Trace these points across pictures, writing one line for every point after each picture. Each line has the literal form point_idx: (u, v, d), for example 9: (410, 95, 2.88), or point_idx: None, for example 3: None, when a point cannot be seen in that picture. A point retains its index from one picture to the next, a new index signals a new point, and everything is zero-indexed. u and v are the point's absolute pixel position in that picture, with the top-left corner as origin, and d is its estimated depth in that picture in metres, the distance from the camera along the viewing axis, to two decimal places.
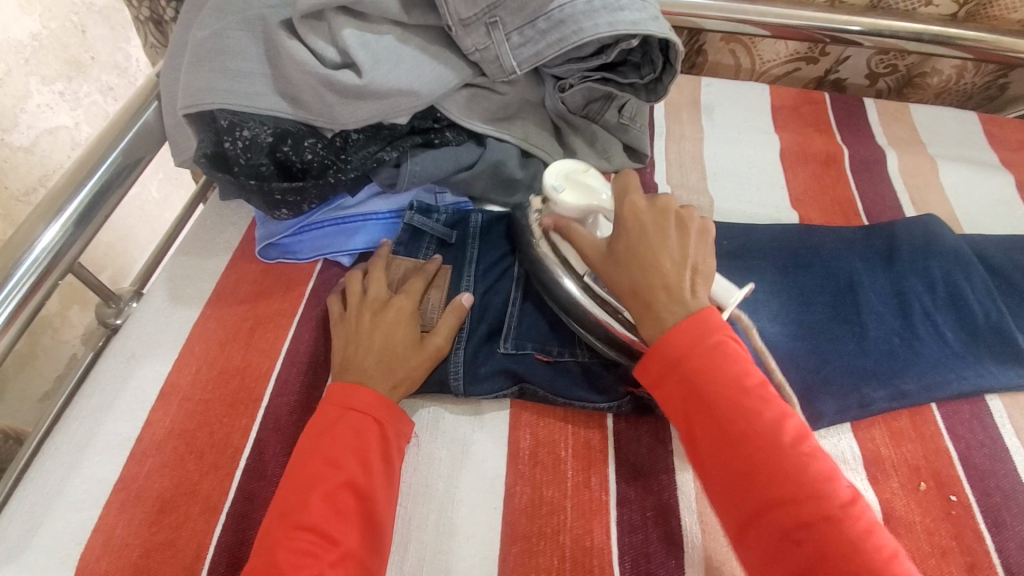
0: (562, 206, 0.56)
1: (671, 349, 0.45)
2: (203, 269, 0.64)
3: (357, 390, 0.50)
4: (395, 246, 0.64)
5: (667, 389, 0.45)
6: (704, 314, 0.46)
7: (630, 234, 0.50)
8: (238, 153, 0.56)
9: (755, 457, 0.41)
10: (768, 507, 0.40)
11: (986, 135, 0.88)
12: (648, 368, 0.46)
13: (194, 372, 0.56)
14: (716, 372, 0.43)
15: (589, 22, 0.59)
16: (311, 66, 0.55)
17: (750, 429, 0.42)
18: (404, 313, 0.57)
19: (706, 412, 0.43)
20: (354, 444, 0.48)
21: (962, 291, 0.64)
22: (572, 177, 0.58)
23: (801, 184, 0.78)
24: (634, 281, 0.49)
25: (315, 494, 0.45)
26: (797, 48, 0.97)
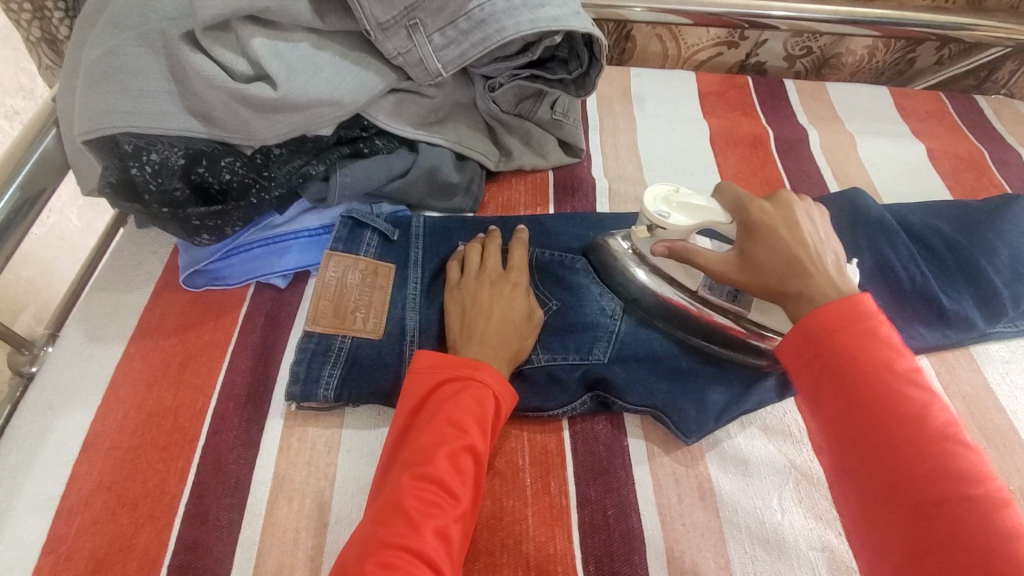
0: (672, 229, 0.55)
1: (825, 323, 0.43)
2: (122, 305, 0.60)
3: (479, 363, 0.50)
4: (334, 243, 0.60)
5: (812, 360, 0.43)
6: (851, 302, 0.43)
7: (763, 231, 0.50)
8: (146, 179, 0.52)
9: (918, 441, 0.38)
10: (905, 486, 0.37)
11: (896, 107, 0.92)
12: (789, 345, 0.44)
13: (122, 418, 0.52)
14: (862, 352, 0.41)
15: (511, 21, 0.58)
16: (221, 81, 0.52)
17: (895, 409, 0.39)
18: (520, 288, 0.58)
19: (848, 396, 0.40)
20: (475, 410, 0.47)
21: (888, 260, 0.67)
22: (674, 198, 0.56)
23: (733, 167, 0.80)
24: (784, 278, 0.48)
25: (440, 451, 0.45)
26: (719, 35, 0.99)
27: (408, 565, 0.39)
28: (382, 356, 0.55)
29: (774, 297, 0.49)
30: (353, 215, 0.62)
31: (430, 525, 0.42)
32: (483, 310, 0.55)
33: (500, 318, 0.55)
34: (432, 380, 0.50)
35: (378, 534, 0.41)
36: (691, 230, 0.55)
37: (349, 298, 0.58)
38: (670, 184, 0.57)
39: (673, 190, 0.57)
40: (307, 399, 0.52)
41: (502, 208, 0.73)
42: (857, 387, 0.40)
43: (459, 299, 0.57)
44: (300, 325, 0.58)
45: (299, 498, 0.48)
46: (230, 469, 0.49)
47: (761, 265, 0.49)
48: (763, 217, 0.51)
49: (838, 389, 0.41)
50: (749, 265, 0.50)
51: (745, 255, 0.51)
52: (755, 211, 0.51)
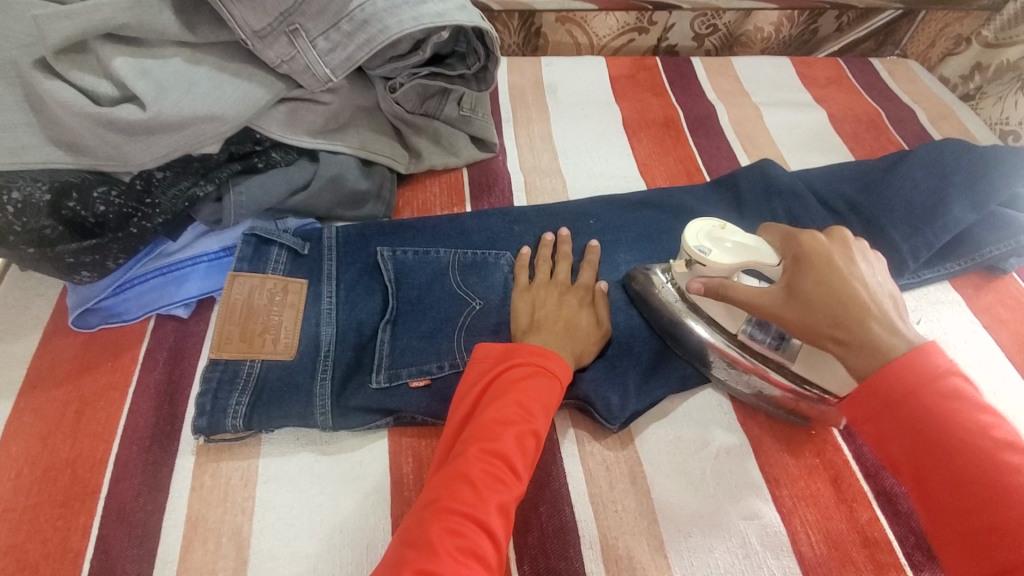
0: (714, 267, 0.50)
1: (896, 383, 0.39)
2: (8, 355, 0.55)
3: (548, 353, 0.49)
4: (238, 264, 0.58)
5: (881, 422, 0.40)
6: (902, 360, 0.40)
7: (820, 269, 0.45)
8: (9, 220, 0.48)
9: (1008, 492, 0.36)
10: (994, 545, 0.36)
11: (799, 77, 0.95)
12: (857, 404, 0.42)
13: (13, 478, 0.48)
14: (944, 410, 0.38)
15: (394, 19, 0.57)
16: (80, 107, 0.49)
17: (982, 476, 0.37)
18: (588, 302, 0.58)
19: (934, 460, 0.38)
20: (542, 394, 0.47)
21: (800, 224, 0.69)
22: (716, 236, 0.51)
23: (646, 149, 0.81)
24: (835, 314, 0.43)
25: (509, 429, 0.44)
26: (626, 19, 1.00)
27: (472, 533, 0.39)
28: (294, 378, 0.53)
29: (823, 339, 0.44)
30: (256, 232, 0.59)
31: (494, 499, 0.40)
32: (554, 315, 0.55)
33: (561, 318, 0.55)
34: (497, 365, 0.49)
35: (441, 501, 0.40)
36: (732, 268, 0.50)
37: (255, 319, 0.55)
38: (714, 220, 0.52)
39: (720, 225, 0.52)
40: (215, 432, 0.50)
41: (418, 212, 0.71)
42: (923, 442, 0.39)
43: (524, 291, 0.58)
44: (207, 353, 0.55)
45: (215, 538, 0.46)
46: (137, 518, 0.47)
47: (808, 306, 0.44)
48: (821, 258, 0.45)
49: (913, 450, 0.39)
50: (799, 299, 0.45)
51: (791, 288, 0.45)
52: (807, 249, 0.46)
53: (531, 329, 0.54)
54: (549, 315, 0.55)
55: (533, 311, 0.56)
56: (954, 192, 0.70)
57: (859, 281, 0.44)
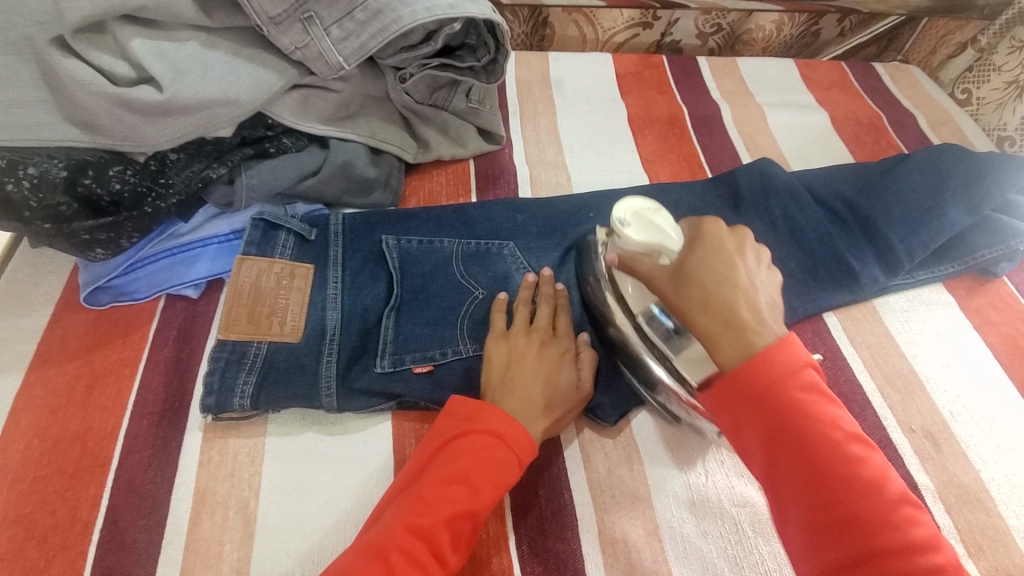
0: (626, 241, 0.50)
1: (757, 382, 0.39)
2: (19, 329, 0.56)
3: (510, 419, 0.47)
4: (246, 247, 0.58)
5: (743, 414, 0.40)
6: (775, 354, 0.39)
7: (708, 248, 0.45)
8: (25, 195, 0.49)
9: (863, 504, 0.36)
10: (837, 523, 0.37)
11: (802, 78, 0.96)
12: (722, 397, 0.41)
13: (23, 449, 0.49)
14: (805, 403, 0.39)
15: (408, 9, 0.58)
16: (99, 86, 0.49)
17: (828, 454, 0.38)
18: (569, 356, 0.54)
19: (790, 449, 0.38)
20: (492, 469, 0.45)
21: (798, 223, 0.70)
22: (643, 214, 0.50)
23: (650, 145, 0.82)
24: (710, 298, 0.43)
25: (444, 510, 0.42)
26: (633, 16, 1.01)
27: None
28: (300, 359, 0.54)
29: (691, 315, 0.44)
30: (265, 217, 0.60)
31: None
32: (529, 371, 0.52)
33: (538, 379, 0.51)
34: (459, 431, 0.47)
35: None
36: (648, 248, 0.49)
37: (263, 300, 0.56)
38: (651, 202, 0.51)
39: (654, 209, 0.51)
40: (222, 410, 0.51)
41: (424, 201, 0.72)
42: (783, 431, 0.39)
43: (503, 334, 0.54)
44: (216, 333, 0.56)
45: (222, 511, 0.47)
46: (146, 490, 0.48)
47: (688, 282, 0.45)
48: (708, 240, 0.46)
49: (772, 439, 0.39)
50: (682, 280, 0.45)
51: (680, 269, 0.46)
52: (706, 231, 0.46)
53: (506, 387, 0.51)
54: (523, 374, 0.51)
55: (508, 363, 0.52)
56: (950, 196, 0.72)
57: (740, 268, 0.44)
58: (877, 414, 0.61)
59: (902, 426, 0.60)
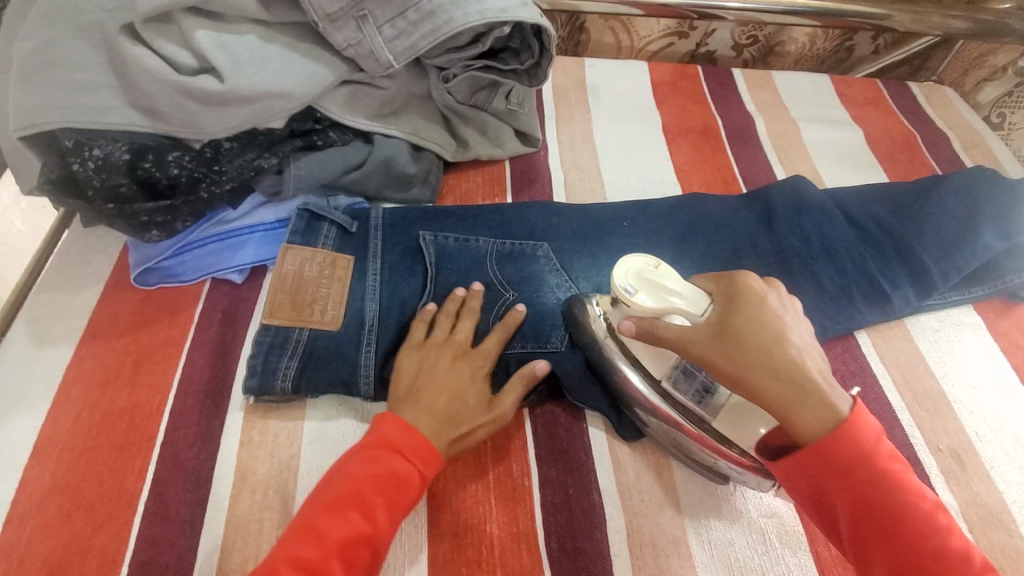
0: (638, 309, 0.49)
1: (844, 451, 0.42)
2: (71, 305, 0.58)
3: (413, 433, 0.48)
4: (290, 236, 0.60)
5: (820, 481, 0.42)
6: (851, 421, 0.42)
7: (754, 313, 0.45)
8: (89, 175, 0.52)
9: (931, 558, 0.40)
10: None
11: (837, 94, 0.97)
12: (796, 468, 0.43)
13: (74, 420, 0.51)
14: (884, 469, 0.42)
15: (460, 11, 0.59)
16: (163, 74, 0.51)
17: (903, 511, 0.41)
18: (482, 372, 0.54)
19: (877, 524, 0.41)
20: (393, 489, 0.46)
21: (830, 240, 0.71)
22: (648, 277, 0.49)
23: (685, 154, 0.83)
24: (785, 397, 0.43)
25: (331, 537, 0.43)
26: (669, 25, 1.02)
27: None
28: (341, 348, 0.55)
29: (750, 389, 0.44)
30: (309, 208, 0.62)
31: None
32: (436, 384, 0.52)
33: (443, 392, 0.52)
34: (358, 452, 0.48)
35: None
36: (658, 313, 0.49)
37: (307, 291, 0.57)
38: (650, 258, 0.50)
39: (654, 265, 0.50)
40: (264, 392, 0.52)
41: (460, 200, 0.73)
42: (869, 510, 0.41)
43: (418, 346, 0.55)
44: (258, 318, 0.58)
45: (263, 490, 0.49)
46: (190, 465, 0.49)
47: (739, 346, 0.44)
48: (744, 299, 0.45)
49: (855, 507, 0.42)
50: (730, 341, 0.45)
51: (724, 328, 0.45)
52: (747, 289, 0.46)
53: (408, 397, 0.51)
54: (427, 386, 0.52)
55: (418, 373, 0.53)
56: (984, 220, 0.72)
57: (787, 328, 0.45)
58: (905, 431, 0.61)
59: (930, 445, 0.60)
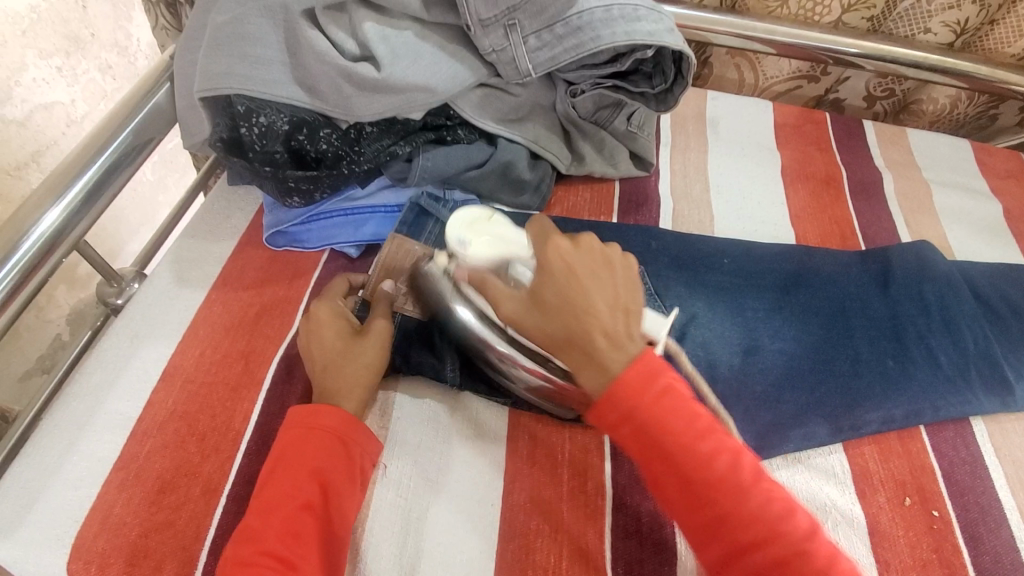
0: (472, 259, 0.54)
1: (625, 400, 0.44)
2: (210, 253, 0.64)
3: (323, 410, 0.49)
4: (400, 225, 0.64)
5: (623, 430, 0.44)
6: (640, 359, 0.45)
7: (559, 280, 0.47)
8: (253, 139, 0.57)
9: (724, 503, 0.42)
10: (711, 517, 0.42)
11: (977, 162, 0.90)
12: (601, 417, 0.45)
13: (199, 355, 0.56)
14: (667, 408, 0.44)
15: (607, 31, 0.61)
16: (331, 58, 0.56)
17: (673, 449, 0.43)
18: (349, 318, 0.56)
19: (666, 462, 0.43)
20: (330, 460, 0.47)
21: (952, 314, 0.66)
22: (478, 228, 0.55)
23: (801, 201, 0.80)
24: (567, 330, 0.47)
25: (279, 513, 0.44)
26: (800, 68, 0.99)
27: None
28: (431, 337, 0.57)
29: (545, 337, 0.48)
30: (420, 202, 0.66)
31: None
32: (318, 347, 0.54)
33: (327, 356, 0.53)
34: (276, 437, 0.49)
35: None
36: (492, 261, 0.53)
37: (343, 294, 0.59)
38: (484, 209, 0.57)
39: (487, 216, 0.57)
40: None
41: (567, 213, 0.74)
42: (655, 451, 0.43)
43: (340, 347, 0.53)
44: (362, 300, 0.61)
45: None
46: None
47: (544, 312, 0.47)
48: (562, 267, 0.48)
49: (642, 447, 0.44)
50: (540, 309, 0.48)
51: (536, 297, 0.48)
52: (551, 256, 0.48)
53: (350, 393, 0.51)
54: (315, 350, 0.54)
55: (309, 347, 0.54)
56: None
57: (597, 290, 0.48)
58: (1015, 535, 0.55)
59: None
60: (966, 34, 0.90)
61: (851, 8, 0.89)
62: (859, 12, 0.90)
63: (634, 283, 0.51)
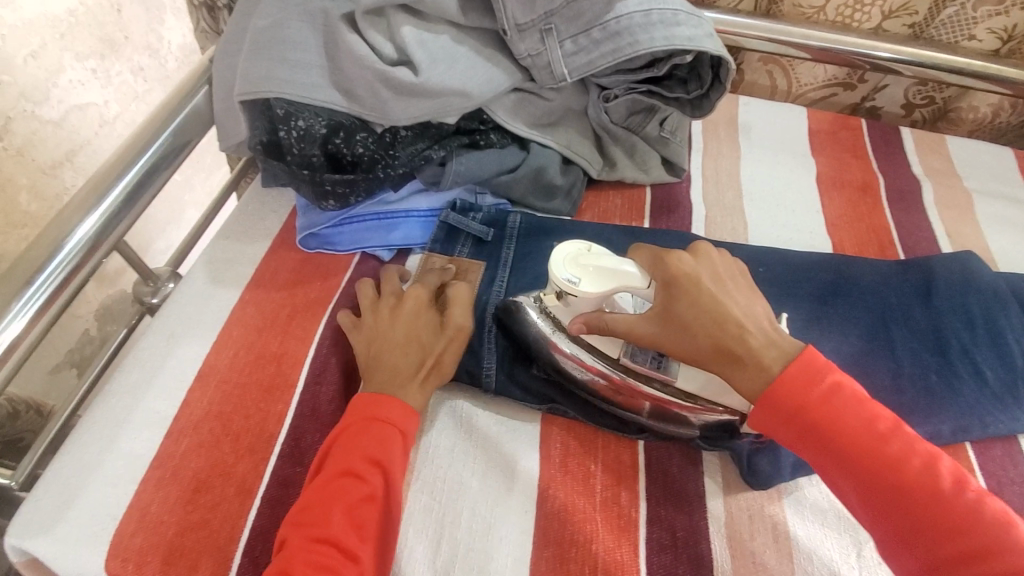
0: (582, 299, 0.50)
1: (788, 398, 0.44)
2: (243, 254, 0.65)
3: (382, 399, 0.50)
4: (431, 245, 0.64)
5: (793, 431, 0.44)
6: (806, 356, 0.45)
7: (691, 293, 0.48)
8: (291, 142, 0.57)
9: (921, 509, 0.40)
10: (923, 531, 0.40)
11: (1021, 171, 0.87)
12: (760, 419, 0.45)
13: (233, 356, 0.56)
14: (842, 414, 0.43)
15: (646, 35, 0.60)
16: (369, 62, 0.56)
17: (864, 454, 0.42)
18: (418, 303, 0.56)
19: (841, 468, 0.42)
20: (388, 451, 0.48)
21: (999, 328, 0.64)
22: (583, 262, 0.51)
23: (837, 209, 0.78)
24: (714, 343, 0.47)
25: (337, 506, 0.45)
26: (836, 73, 0.97)
27: None
28: None
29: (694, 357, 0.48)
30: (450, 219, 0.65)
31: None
32: (386, 337, 0.54)
33: (394, 345, 0.53)
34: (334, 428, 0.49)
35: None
36: (602, 298, 0.51)
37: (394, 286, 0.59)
38: (581, 243, 0.52)
39: (587, 249, 0.51)
40: None
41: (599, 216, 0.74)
42: (827, 454, 0.43)
43: (421, 338, 0.54)
44: None
45: None
46: (327, 419, 0.53)
47: (685, 329, 0.48)
48: (689, 282, 0.48)
49: (810, 449, 0.43)
50: (676, 325, 0.48)
51: (667, 316, 0.48)
52: (677, 275, 0.48)
53: (418, 382, 0.52)
54: (382, 336, 0.54)
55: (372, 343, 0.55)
56: None
57: (733, 300, 0.48)
58: None
59: None
60: (1012, 41, 0.87)
61: (891, 15, 0.88)
62: (898, 16, 0.88)
63: (738, 271, 0.51)
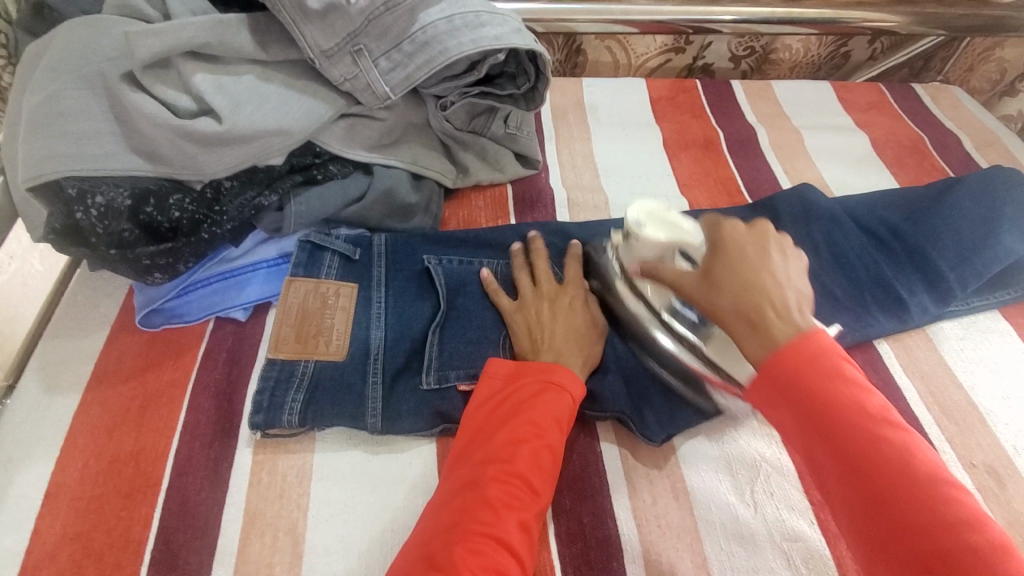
0: (643, 241, 0.54)
1: (782, 370, 0.41)
2: (78, 351, 0.58)
3: (561, 368, 0.52)
4: (293, 269, 0.60)
5: (779, 401, 0.41)
6: (814, 334, 0.41)
7: (735, 258, 0.47)
8: (93, 223, 0.52)
9: (903, 504, 0.35)
10: (890, 530, 0.35)
11: (839, 101, 0.96)
12: (759, 391, 0.42)
13: (82, 468, 0.50)
14: (839, 390, 0.39)
15: (453, 41, 0.60)
16: (163, 118, 0.52)
17: (861, 441, 0.37)
18: (578, 301, 0.59)
19: (825, 437, 0.38)
20: (559, 406, 0.50)
21: (840, 248, 0.69)
22: (657, 214, 0.55)
23: (686, 169, 0.82)
24: (739, 300, 0.45)
25: (523, 446, 0.47)
26: (666, 42, 1.02)
27: (493, 551, 0.41)
28: (347, 376, 0.55)
29: (723, 319, 0.46)
30: (311, 239, 0.61)
31: (514, 516, 0.43)
32: (554, 324, 0.57)
33: (565, 331, 0.56)
34: (505, 385, 0.52)
35: (463, 526, 0.42)
36: (659, 246, 0.54)
37: (316, 317, 0.57)
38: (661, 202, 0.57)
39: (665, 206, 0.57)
40: (270, 426, 0.51)
41: (463, 222, 0.73)
42: (817, 424, 0.39)
43: (582, 331, 0.57)
44: (264, 355, 0.57)
45: (272, 533, 0.48)
46: (199, 509, 0.49)
47: (715, 286, 0.46)
48: (734, 242, 0.48)
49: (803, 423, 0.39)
50: (711, 284, 0.47)
51: (706, 274, 0.48)
52: (729, 236, 0.48)
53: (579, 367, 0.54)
54: (546, 323, 0.57)
55: (531, 329, 0.57)
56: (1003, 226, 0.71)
57: (771, 269, 0.46)
58: (935, 446, 0.58)
59: (964, 461, 0.57)
60: None
61: None
62: None
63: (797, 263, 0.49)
